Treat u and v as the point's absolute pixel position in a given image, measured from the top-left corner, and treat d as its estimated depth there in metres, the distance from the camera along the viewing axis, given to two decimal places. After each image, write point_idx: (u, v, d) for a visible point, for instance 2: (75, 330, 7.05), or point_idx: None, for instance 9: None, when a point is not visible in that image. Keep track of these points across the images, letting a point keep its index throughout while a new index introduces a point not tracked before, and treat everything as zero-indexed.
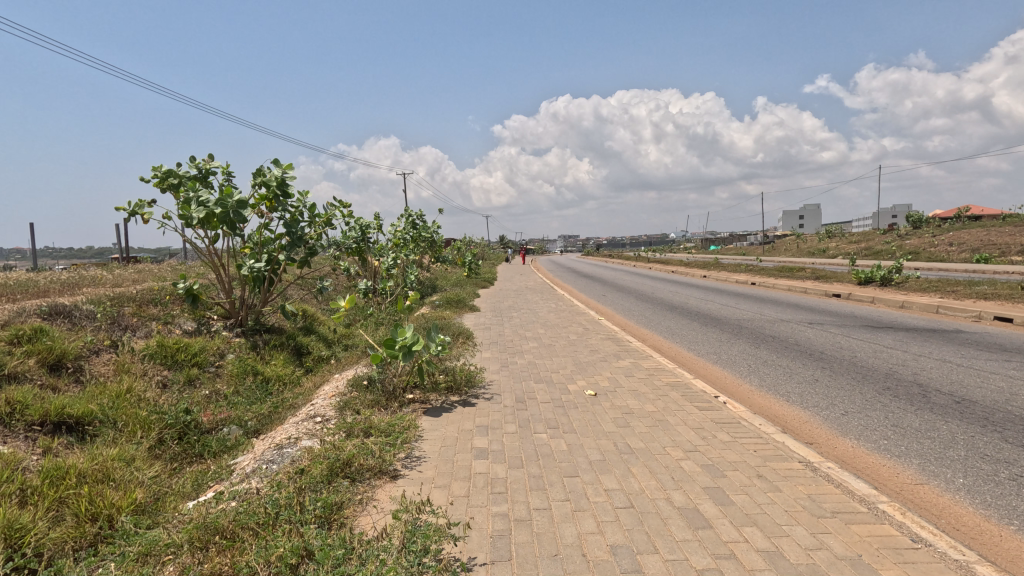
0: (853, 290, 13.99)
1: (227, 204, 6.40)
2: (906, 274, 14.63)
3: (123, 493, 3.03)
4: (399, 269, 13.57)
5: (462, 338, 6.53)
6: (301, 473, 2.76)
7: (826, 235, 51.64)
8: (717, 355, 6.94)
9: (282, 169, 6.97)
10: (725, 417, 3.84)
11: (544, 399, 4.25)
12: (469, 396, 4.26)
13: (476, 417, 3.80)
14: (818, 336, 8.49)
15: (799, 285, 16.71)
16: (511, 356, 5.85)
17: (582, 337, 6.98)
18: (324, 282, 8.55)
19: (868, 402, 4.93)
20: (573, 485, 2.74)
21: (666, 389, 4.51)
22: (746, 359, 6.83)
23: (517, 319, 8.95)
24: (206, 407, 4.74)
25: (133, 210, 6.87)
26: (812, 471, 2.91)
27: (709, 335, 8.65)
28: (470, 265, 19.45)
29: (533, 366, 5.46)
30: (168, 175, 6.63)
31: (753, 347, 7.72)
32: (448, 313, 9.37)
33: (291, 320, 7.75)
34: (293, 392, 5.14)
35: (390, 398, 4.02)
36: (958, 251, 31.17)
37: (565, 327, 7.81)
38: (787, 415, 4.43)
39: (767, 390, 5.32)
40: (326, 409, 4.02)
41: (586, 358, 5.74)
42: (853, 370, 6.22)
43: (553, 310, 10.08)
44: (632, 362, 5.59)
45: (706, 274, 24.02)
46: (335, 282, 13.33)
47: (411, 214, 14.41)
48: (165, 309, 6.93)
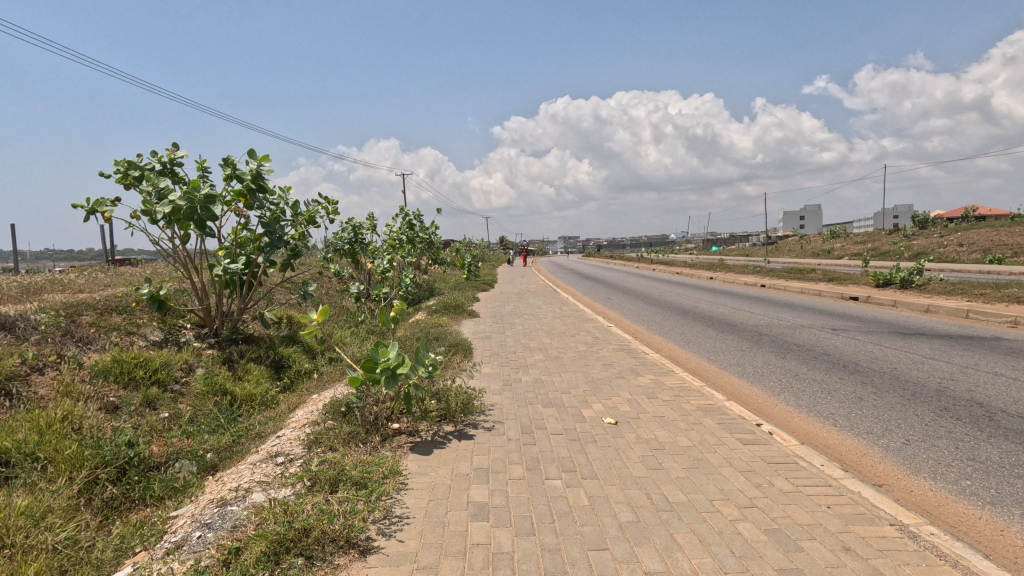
0: (873, 293, 13.29)
1: (194, 199, 5.78)
2: (926, 276, 13.96)
3: (15, 567, 2.34)
4: (395, 272, 12.92)
5: (459, 350, 5.85)
6: (241, 553, 2.08)
7: (831, 236, 50.95)
8: (742, 369, 6.24)
9: (257, 162, 6.37)
10: (778, 453, 3.16)
11: (555, 428, 3.56)
12: (466, 426, 3.58)
13: (474, 456, 3.12)
14: (846, 345, 7.80)
15: (813, 287, 16.02)
16: (514, 372, 5.16)
17: (593, 349, 6.29)
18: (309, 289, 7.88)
19: (929, 428, 4.24)
20: (602, 565, 2.05)
21: (698, 416, 3.82)
22: (774, 373, 6.16)
23: (519, 326, 8.28)
24: (159, 436, 4.06)
25: (93, 206, 6.10)
26: (913, 540, 2.23)
27: (728, 343, 7.96)
28: (468, 267, 18.75)
29: (539, 384, 4.77)
30: (130, 168, 5.93)
31: (778, 357, 7.03)
32: (444, 319, 8.70)
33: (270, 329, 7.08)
34: (263, 416, 4.45)
35: (370, 431, 3.36)
36: (969, 253, 30.44)
37: (573, 337, 7.13)
38: (843, 448, 3.73)
39: (808, 412, 4.63)
40: (292, 444, 3.34)
41: (599, 375, 5.06)
42: (898, 385, 5.54)
43: (558, 316, 9.40)
44: (652, 380, 4.90)
45: (713, 276, 23.35)
46: (327, 286, 12.66)
47: (407, 213, 13.79)
48: (130, 318, 6.24)
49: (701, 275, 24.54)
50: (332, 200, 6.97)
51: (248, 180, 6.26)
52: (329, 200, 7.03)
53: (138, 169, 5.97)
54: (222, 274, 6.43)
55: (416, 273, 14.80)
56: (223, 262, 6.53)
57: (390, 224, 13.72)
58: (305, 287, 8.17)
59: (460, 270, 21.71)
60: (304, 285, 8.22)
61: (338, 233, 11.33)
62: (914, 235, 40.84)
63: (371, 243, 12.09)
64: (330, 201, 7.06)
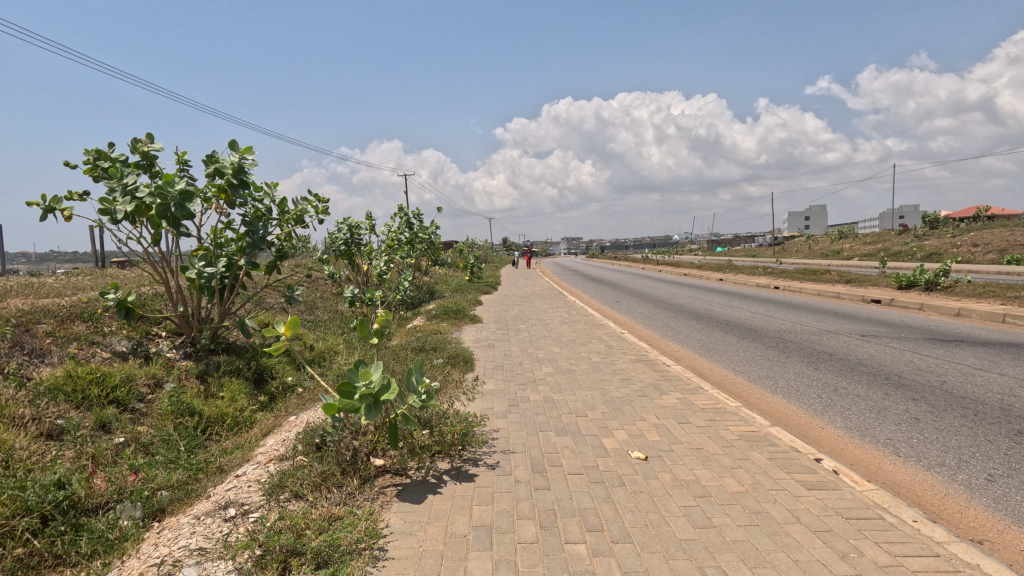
0: (896, 296, 12.61)
1: (166, 195, 4.95)
2: (951, 278, 13.27)
3: None
4: (394, 274, 12.37)
5: (460, 365, 5.22)
6: None
7: (839, 236, 50.15)
8: (774, 383, 5.61)
9: (240, 155, 5.64)
10: (852, 501, 2.53)
11: (573, 466, 2.94)
12: (464, 464, 2.96)
13: (473, 507, 2.49)
14: (882, 353, 7.14)
15: (829, 289, 15.35)
16: (521, 389, 4.53)
17: (608, 361, 5.66)
18: (297, 295, 7.32)
19: (1012, 458, 3.59)
20: None
21: (743, 448, 3.19)
22: (811, 388, 5.51)
23: (525, 332, 7.64)
24: (103, 471, 3.44)
25: (52, 203, 5.51)
26: None
27: (753, 352, 7.33)
28: (471, 268, 18.09)
29: (549, 404, 4.15)
30: (98, 159, 5.23)
31: (810, 368, 6.39)
32: (444, 325, 8.07)
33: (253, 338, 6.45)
34: (231, 443, 3.84)
35: (348, 473, 2.74)
36: (984, 253, 29.64)
37: (585, 346, 6.51)
38: (919, 489, 3.09)
39: (862, 437, 4.00)
40: (251, 488, 2.72)
41: (619, 393, 4.44)
42: (956, 403, 4.88)
43: (566, 321, 8.77)
44: (679, 399, 4.27)
45: (723, 277, 22.69)
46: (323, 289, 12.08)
47: (407, 212, 13.21)
48: (95, 326, 5.63)
49: (710, 277, 23.87)
50: (322, 197, 6.33)
51: (229, 175, 5.54)
52: (319, 196, 6.39)
53: (108, 160, 5.23)
54: (195, 278, 5.74)
55: (416, 275, 14.18)
56: (197, 264, 5.87)
57: (388, 224, 13.15)
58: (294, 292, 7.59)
59: (462, 271, 21.08)
60: (292, 289, 7.63)
61: (334, 233, 10.95)
62: (925, 235, 40.08)
63: (368, 243, 11.65)
64: (320, 197, 6.43)
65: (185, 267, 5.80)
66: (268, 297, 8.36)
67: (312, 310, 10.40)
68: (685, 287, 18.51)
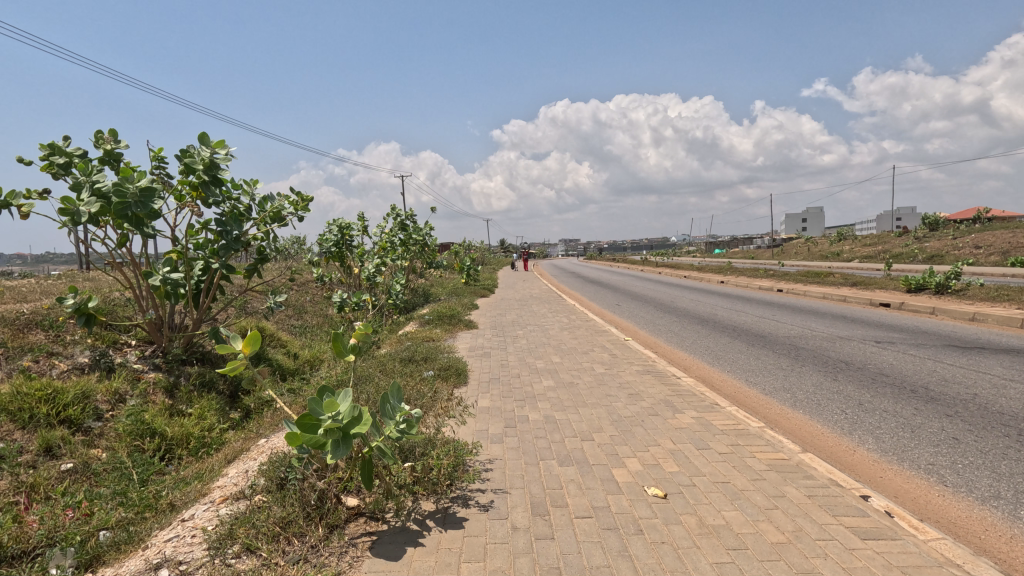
0: (906, 300, 12.21)
1: (125, 192, 4.51)
2: (961, 280, 12.87)
3: None
4: (387, 278, 11.98)
5: (451, 379, 4.77)
6: None
7: (839, 237, 49.88)
8: (793, 397, 5.19)
9: (213, 150, 5.20)
10: (920, 557, 2.10)
11: (580, 507, 2.51)
12: (453, 505, 2.52)
13: (462, 565, 2.06)
14: (902, 362, 6.73)
15: (835, 292, 14.96)
16: (519, 407, 4.09)
17: (612, 373, 5.22)
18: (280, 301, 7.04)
19: None
20: None
21: (776, 482, 2.76)
22: (833, 401, 5.09)
23: (523, 340, 7.21)
24: (36, 507, 2.98)
25: (8, 199, 5.04)
26: None
27: (765, 361, 6.90)
28: (467, 271, 17.67)
29: (550, 425, 3.70)
30: (53, 154, 4.75)
31: (828, 379, 5.97)
32: (437, 332, 7.62)
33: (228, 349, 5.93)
34: (190, 471, 3.39)
35: (313, 524, 2.29)
36: (985, 254, 29.32)
37: (587, 356, 6.08)
38: (982, 529, 2.67)
39: (900, 462, 3.57)
40: (196, 539, 2.27)
41: (627, 411, 4.01)
42: (995, 420, 4.46)
43: (566, 327, 8.33)
44: (695, 418, 3.84)
45: (724, 280, 22.30)
46: (313, 294, 11.64)
47: (399, 213, 12.79)
48: (56, 335, 5.17)
49: (710, 279, 23.50)
50: (304, 193, 5.96)
51: (201, 171, 5.11)
52: (301, 192, 6.02)
53: (65, 155, 4.77)
54: (160, 283, 5.20)
55: (410, 278, 13.73)
56: (161, 270, 5.36)
57: (381, 225, 12.75)
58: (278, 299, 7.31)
59: (458, 274, 20.66)
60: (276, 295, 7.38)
61: (324, 235, 10.74)
62: (926, 237, 39.75)
63: (359, 245, 11.38)
64: (302, 193, 6.05)
65: (149, 273, 5.26)
66: (251, 301, 7.90)
67: (300, 315, 9.94)
68: (687, 290, 18.13)
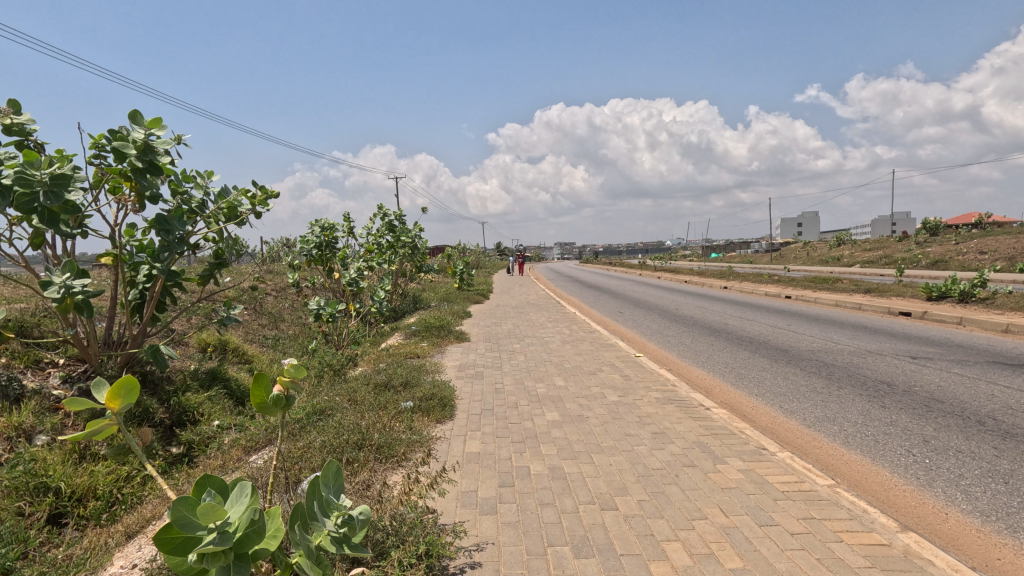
0: (929, 308, 11.40)
1: (30, 181, 3.62)
2: (987, 287, 12.09)
3: None
4: (372, 283, 11.09)
5: (434, 412, 3.90)
6: None
7: (838, 242, 49.26)
8: (842, 433, 4.35)
9: (149, 132, 4.33)
10: None
11: None
12: None
13: None
14: (951, 383, 5.92)
15: (848, 300, 14.18)
16: (517, 455, 3.23)
17: (628, 403, 4.37)
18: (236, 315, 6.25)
19: None
20: None
21: None
22: (892, 438, 4.26)
23: (520, 356, 6.35)
24: None
25: None
26: None
27: (795, 381, 6.08)
28: (460, 276, 16.81)
29: (558, 483, 2.84)
30: None
31: (875, 405, 5.14)
32: (423, 346, 6.75)
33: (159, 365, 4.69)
34: (73, 557, 2.50)
35: None
36: (991, 259, 28.72)
37: (595, 378, 5.22)
38: None
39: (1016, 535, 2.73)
40: None
41: (654, 461, 3.16)
42: None
43: (569, 339, 7.49)
44: (744, 472, 2.98)
45: (727, 285, 21.50)
46: (293, 301, 10.74)
47: (386, 213, 11.93)
48: None
49: (713, 284, 22.75)
50: (267, 186, 5.18)
51: (133, 156, 4.23)
52: (263, 184, 5.24)
53: None
54: (62, 294, 4.03)
55: (399, 283, 12.86)
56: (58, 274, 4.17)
57: (368, 226, 11.88)
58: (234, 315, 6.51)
59: (452, 279, 19.79)
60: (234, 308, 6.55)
61: (305, 236, 10.05)
62: (928, 242, 39.17)
63: (342, 248, 10.49)
64: (265, 186, 5.26)
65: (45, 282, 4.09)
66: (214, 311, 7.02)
67: (275, 326, 9.05)
68: (691, 296, 17.34)
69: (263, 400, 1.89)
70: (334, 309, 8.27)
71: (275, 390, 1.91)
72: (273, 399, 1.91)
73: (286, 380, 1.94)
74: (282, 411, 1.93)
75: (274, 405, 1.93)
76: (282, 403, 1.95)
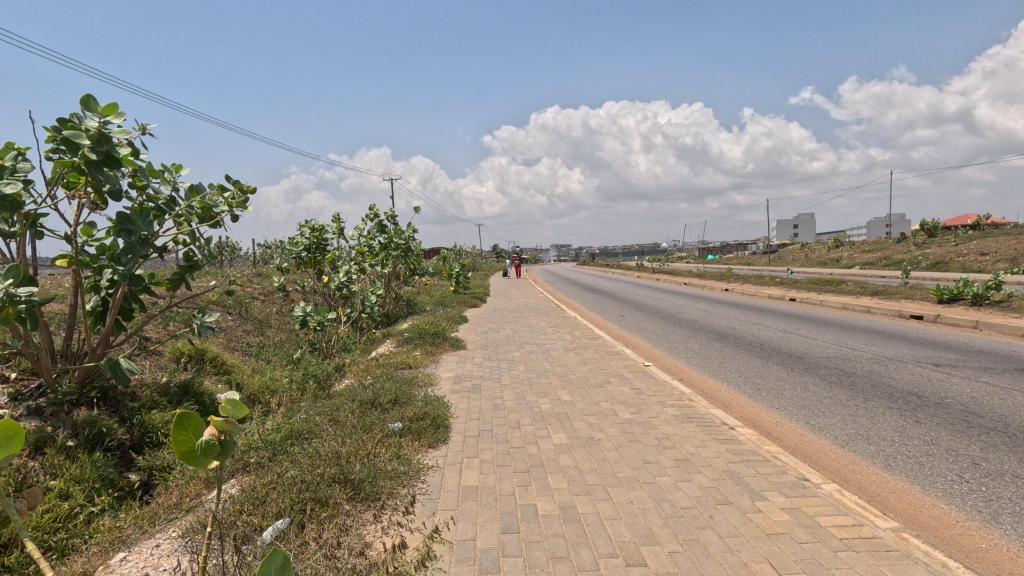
0: (943, 312, 11.00)
1: None
2: (1001, 290, 11.70)
3: None
4: (364, 287, 10.62)
5: (425, 435, 3.44)
6: None
7: (836, 243, 49.02)
8: (882, 455, 3.90)
9: (104, 119, 3.88)
10: None
11: None
12: None
13: None
14: (986, 394, 5.48)
15: (855, 302, 13.79)
16: (521, 491, 2.78)
17: (643, 422, 3.92)
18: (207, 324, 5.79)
19: None
20: None
21: None
22: (938, 460, 3.81)
23: (521, 366, 5.90)
24: None
25: None
26: None
27: (816, 393, 5.63)
28: (456, 279, 16.36)
29: (572, 529, 2.39)
30: None
31: (910, 421, 4.70)
32: (416, 355, 6.29)
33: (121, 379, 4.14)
34: None
35: None
36: (992, 261, 28.47)
37: (603, 392, 4.78)
38: None
39: None
40: None
41: (680, 497, 2.71)
42: None
43: (571, 347, 7.04)
44: (790, 512, 2.53)
45: (729, 287, 21.08)
46: (281, 305, 10.26)
47: (378, 213, 11.48)
48: None
49: (715, 286, 22.34)
50: (242, 182, 4.72)
51: (87, 146, 3.76)
52: (238, 180, 4.78)
53: None
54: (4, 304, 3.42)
55: (392, 286, 12.39)
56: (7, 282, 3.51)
57: (359, 228, 11.42)
58: (207, 323, 6.03)
59: (447, 281, 19.33)
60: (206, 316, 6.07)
61: (295, 238, 9.64)
62: (928, 243, 38.89)
63: (332, 250, 10.03)
64: (240, 183, 4.80)
65: None
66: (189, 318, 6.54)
67: (261, 332, 8.58)
68: (693, 299, 16.95)
69: (190, 447, 1.46)
70: (322, 316, 7.81)
71: (207, 435, 1.46)
72: (201, 445, 1.45)
73: (221, 421, 1.50)
74: (214, 459, 1.46)
75: (204, 454, 1.48)
76: (216, 451, 1.49)
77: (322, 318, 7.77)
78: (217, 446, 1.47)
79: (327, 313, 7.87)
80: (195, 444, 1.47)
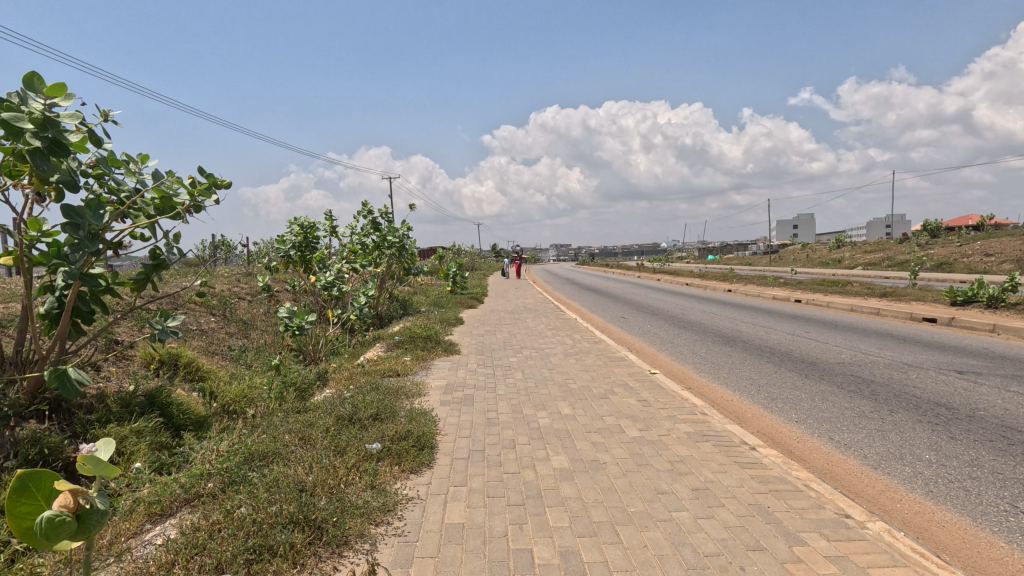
0: (957, 314, 10.59)
1: None
2: (1016, 292, 11.31)
3: None
4: (356, 286, 10.23)
5: (406, 459, 3.03)
6: None
7: (838, 243, 48.62)
8: (921, 479, 3.48)
9: (49, 102, 3.39)
10: None
11: None
12: None
13: None
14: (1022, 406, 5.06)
15: (863, 304, 13.38)
16: (515, 532, 2.36)
17: (653, 441, 3.50)
18: (170, 328, 5.16)
19: None
20: None
21: None
22: (986, 484, 3.39)
23: (517, 374, 5.49)
24: None
25: None
26: None
27: (836, 404, 5.22)
28: (453, 279, 15.96)
29: None
30: None
31: (944, 436, 4.28)
32: (405, 361, 5.87)
33: (68, 392, 3.71)
34: None
35: None
36: (997, 261, 28.11)
37: (607, 404, 4.36)
38: None
39: None
40: None
41: (704, 541, 2.28)
42: None
43: (572, 352, 6.63)
44: (838, 564, 2.11)
45: (732, 288, 20.71)
46: (268, 306, 9.84)
47: (371, 210, 11.07)
48: None
49: (717, 287, 21.81)
50: (214, 175, 4.28)
51: (30, 132, 3.28)
52: (210, 172, 4.33)
53: None
54: None
55: (386, 286, 11.99)
56: None
57: (352, 225, 11.03)
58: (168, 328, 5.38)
59: (444, 281, 18.91)
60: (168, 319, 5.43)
61: (283, 236, 9.26)
62: (931, 244, 38.51)
63: (322, 247, 9.63)
64: (212, 175, 4.35)
65: None
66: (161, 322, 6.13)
67: (245, 335, 8.16)
68: (695, 300, 16.55)
69: (31, 526, 1.21)
70: (301, 318, 7.27)
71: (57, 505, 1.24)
72: (45, 523, 1.20)
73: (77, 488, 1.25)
74: (67, 537, 1.22)
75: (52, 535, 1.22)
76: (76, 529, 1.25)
77: (301, 321, 7.23)
78: (66, 523, 1.21)
79: (307, 315, 7.33)
80: (38, 517, 1.23)
